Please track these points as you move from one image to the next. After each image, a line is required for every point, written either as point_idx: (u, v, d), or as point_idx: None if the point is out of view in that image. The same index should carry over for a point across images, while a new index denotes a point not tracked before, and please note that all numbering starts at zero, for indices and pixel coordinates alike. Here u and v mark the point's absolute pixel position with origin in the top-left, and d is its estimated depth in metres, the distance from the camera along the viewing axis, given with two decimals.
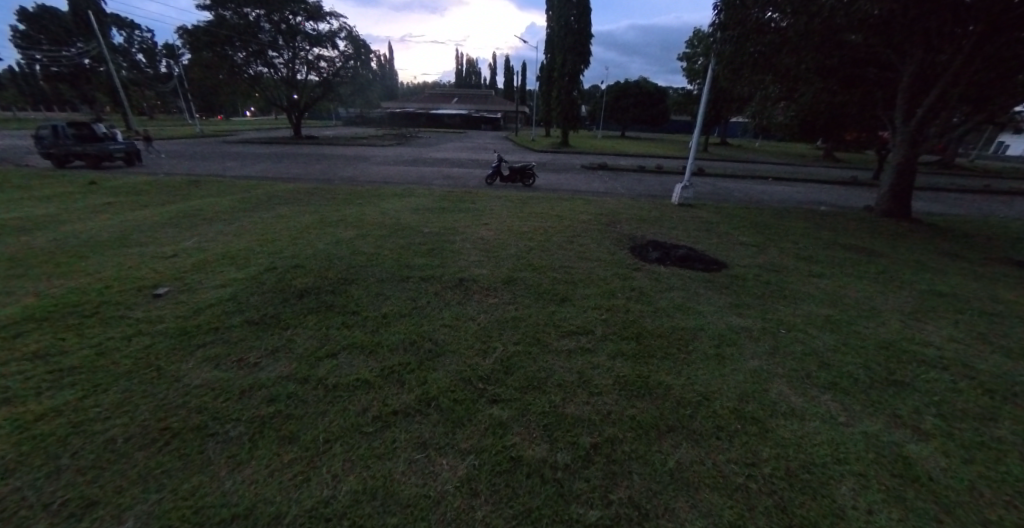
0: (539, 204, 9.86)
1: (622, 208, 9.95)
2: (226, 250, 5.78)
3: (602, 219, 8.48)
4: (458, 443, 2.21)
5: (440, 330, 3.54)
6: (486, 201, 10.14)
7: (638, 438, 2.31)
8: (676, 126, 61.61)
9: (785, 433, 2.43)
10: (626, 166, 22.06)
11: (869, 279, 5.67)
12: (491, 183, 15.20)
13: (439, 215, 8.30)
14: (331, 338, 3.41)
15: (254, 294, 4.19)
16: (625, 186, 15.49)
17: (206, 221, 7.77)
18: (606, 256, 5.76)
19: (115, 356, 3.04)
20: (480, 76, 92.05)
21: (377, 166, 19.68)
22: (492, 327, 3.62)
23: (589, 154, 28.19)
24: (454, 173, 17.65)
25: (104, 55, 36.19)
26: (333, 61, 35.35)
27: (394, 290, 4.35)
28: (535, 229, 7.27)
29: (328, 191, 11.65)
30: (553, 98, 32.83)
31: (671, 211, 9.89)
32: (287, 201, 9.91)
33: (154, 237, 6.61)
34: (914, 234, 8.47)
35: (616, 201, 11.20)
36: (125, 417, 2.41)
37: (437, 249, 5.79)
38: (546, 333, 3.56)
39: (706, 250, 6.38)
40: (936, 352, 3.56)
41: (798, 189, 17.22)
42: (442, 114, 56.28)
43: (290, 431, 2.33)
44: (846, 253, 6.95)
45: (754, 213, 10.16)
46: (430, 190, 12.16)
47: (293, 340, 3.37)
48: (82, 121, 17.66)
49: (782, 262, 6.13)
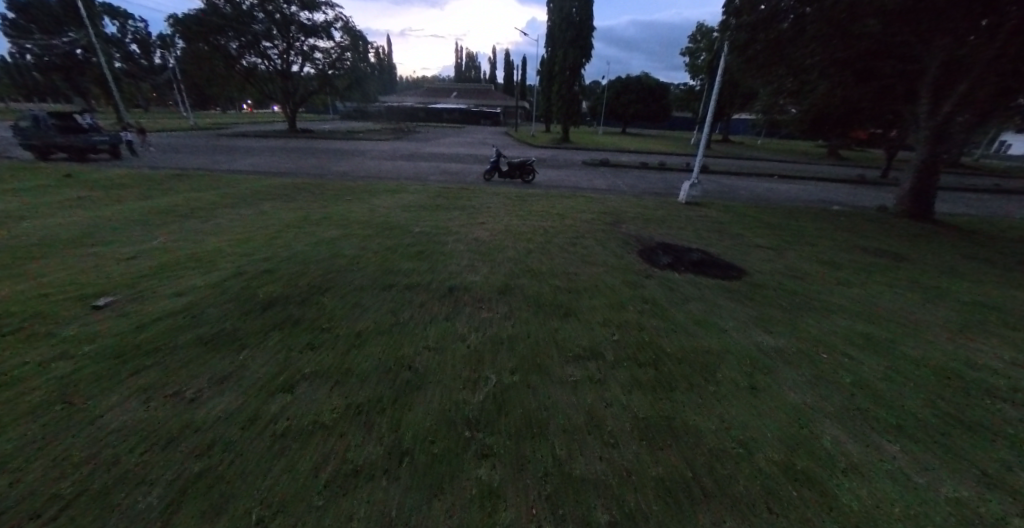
0: (539, 202, 9.32)
1: (627, 206, 9.42)
2: (192, 251, 5.22)
3: (606, 218, 7.95)
4: (434, 521, 1.68)
5: (422, 353, 3.00)
6: (482, 198, 9.58)
7: (668, 511, 1.78)
8: (679, 122, 60.78)
9: (852, 499, 1.92)
10: (628, 162, 21.48)
11: (901, 288, 5.15)
12: (489, 179, 14.69)
13: (432, 213, 7.74)
14: (293, 363, 2.86)
15: (211, 304, 3.62)
16: (628, 184, 15.02)
17: (179, 218, 7.17)
18: (613, 260, 5.20)
19: (19, 389, 2.47)
20: (479, 71, 91.20)
21: (373, 161, 19.10)
22: (484, 349, 3.08)
23: (590, 150, 27.59)
24: (451, 169, 17.12)
25: (93, 45, 35.19)
26: (329, 54, 34.56)
27: (374, 301, 3.80)
28: (535, 228, 6.75)
29: (318, 186, 11.11)
30: (554, 93, 32.10)
31: (678, 209, 9.37)
32: (271, 197, 9.36)
33: (117, 235, 6.01)
34: (939, 237, 7.92)
35: (619, 198, 10.71)
36: (7, 478, 1.86)
37: (425, 252, 5.23)
38: (548, 356, 3.03)
39: (721, 253, 5.86)
40: (1004, 382, 3.04)
41: (805, 188, 16.72)
42: (441, 109, 55.46)
43: (219, 500, 1.79)
44: (870, 257, 6.41)
45: (767, 213, 9.65)
46: (426, 186, 11.61)
47: (246, 365, 2.83)
48: (65, 111, 16.98)
49: (804, 268, 5.60)
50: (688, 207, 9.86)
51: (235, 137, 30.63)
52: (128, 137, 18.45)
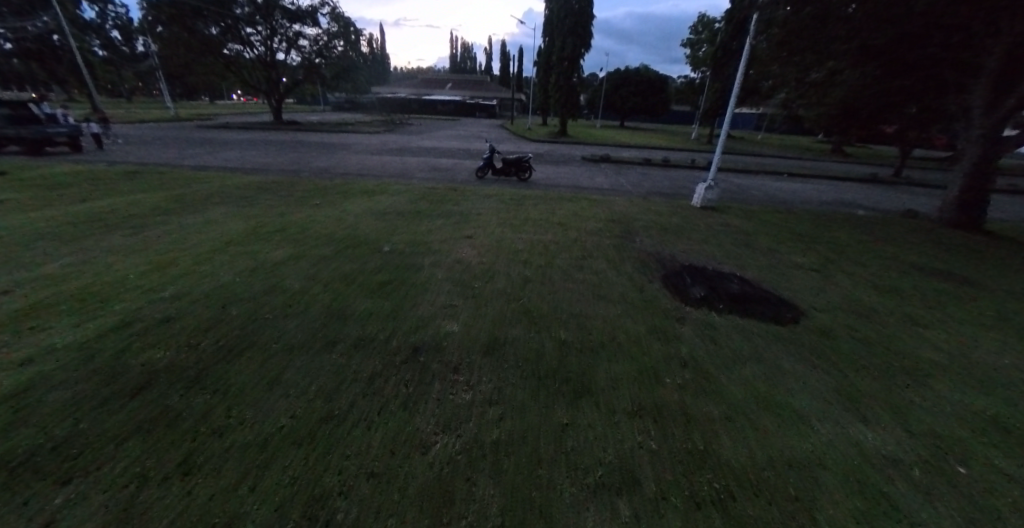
0: (537, 206, 8.20)
1: (636, 211, 8.31)
2: (90, 279, 4.04)
3: (614, 228, 6.84)
4: None
5: (356, 490, 1.86)
6: (473, 201, 8.44)
7: None
8: (678, 116, 59.64)
9: None
10: (630, 158, 20.36)
11: (993, 327, 4.08)
12: (482, 176, 13.50)
13: (410, 221, 6.58)
14: (129, 511, 1.67)
15: (57, 383, 2.44)
16: (633, 183, 13.90)
17: (105, 229, 5.96)
18: (632, 292, 4.10)
19: None
20: (476, 62, 89.26)
21: (357, 156, 17.79)
22: (455, 478, 1.95)
23: (589, 144, 26.44)
24: (441, 165, 15.92)
25: (65, 30, 33.26)
26: (316, 41, 32.89)
27: (304, 376, 2.67)
28: (532, 243, 5.62)
29: (288, 186, 9.88)
30: (552, 85, 30.80)
31: (694, 215, 8.32)
32: (228, 200, 8.14)
33: (12, 254, 4.82)
34: (993, 251, 6.90)
35: (625, 201, 9.59)
36: None
37: (392, 282, 4.09)
38: (556, 491, 1.90)
39: (760, 279, 4.79)
40: None
41: (819, 188, 15.67)
42: (435, 100, 53.77)
43: None
44: (932, 280, 5.36)
45: (792, 219, 8.58)
46: (411, 186, 10.42)
47: (46, 515, 1.63)
48: (17, 99, 15.49)
49: (864, 299, 4.53)
50: (703, 212, 8.78)
51: (215, 128, 29.04)
52: (91, 127, 17.07)
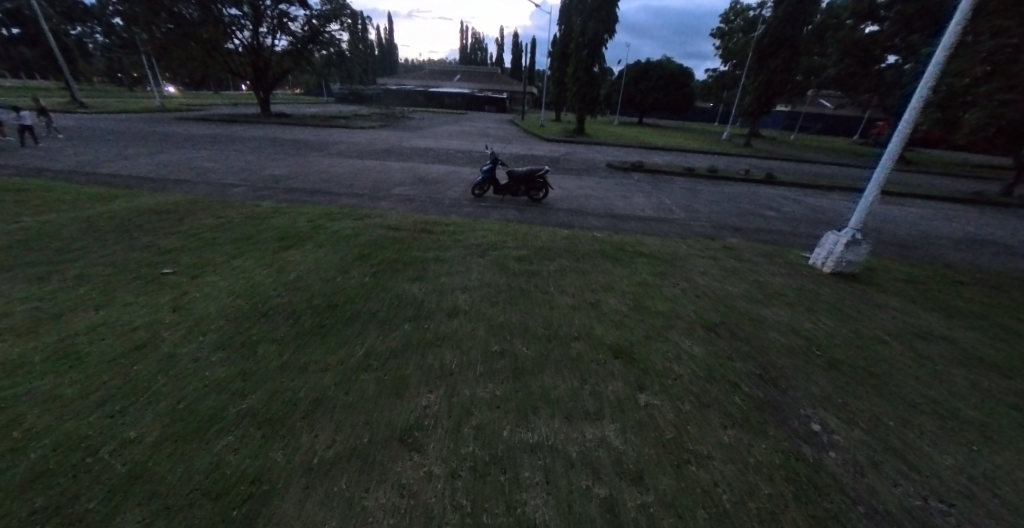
0: (562, 278, 4.71)
1: (736, 290, 4.72)
2: None
3: (730, 362, 3.26)
4: None
5: None
6: (453, 264, 4.96)
7: None
8: (702, 112, 55.22)
9: None
10: (666, 165, 16.76)
11: None
12: (479, 194, 9.95)
13: (296, 352, 3.04)
14: None
15: None
16: (685, 208, 10.19)
17: None
18: None
19: None
20: (485, 52, 85.39)
21: (331, 159, 14.43)
22: None
23: (613, 146, 22.79)
24: (432, 174, 12.48)
25: (34, 9, 30.17)
26: (307, 25, 29.49)
27: None
28: (568, 477, 2.05)
29: (182, 216, 6.53)
30: (568, 76, 27.04)
31: (836, 297, 4.78)
32: (34, 255, 4.74)
33: None
34: None
35: (701, 257, 5.97)
36: None
37: None
38: None
39: None
40: None
41: (926, 214, 11.85)
42: (441, 93, 50.23)
43: None
44: None
45: (1007, 305, 4.90)
46: (368, 219, 6.97)
47: None
48: None
49: None
50: (842, 286, 5.16)
51: (192, 120, 25.95)
52: (21, 119, 13.82)
